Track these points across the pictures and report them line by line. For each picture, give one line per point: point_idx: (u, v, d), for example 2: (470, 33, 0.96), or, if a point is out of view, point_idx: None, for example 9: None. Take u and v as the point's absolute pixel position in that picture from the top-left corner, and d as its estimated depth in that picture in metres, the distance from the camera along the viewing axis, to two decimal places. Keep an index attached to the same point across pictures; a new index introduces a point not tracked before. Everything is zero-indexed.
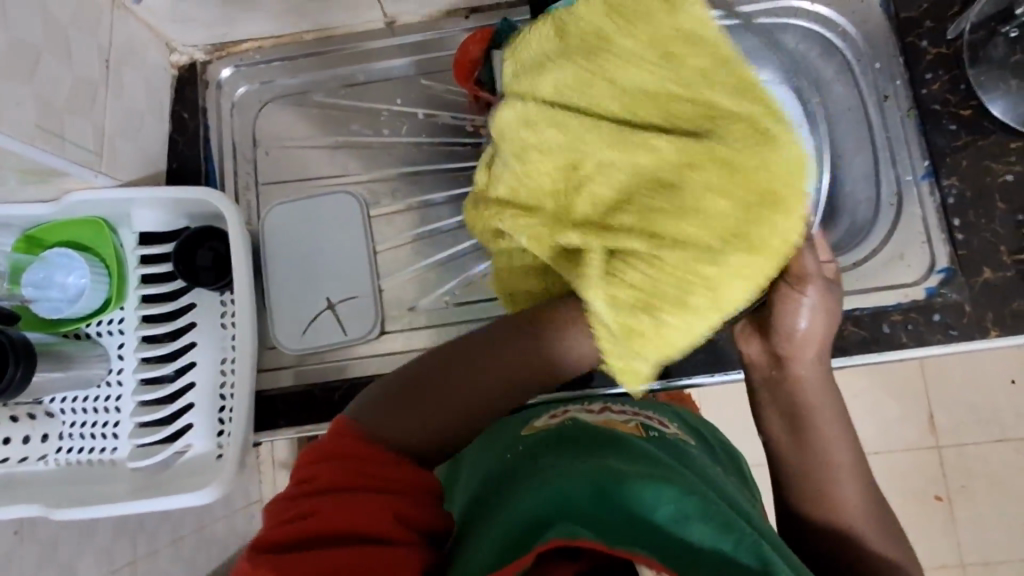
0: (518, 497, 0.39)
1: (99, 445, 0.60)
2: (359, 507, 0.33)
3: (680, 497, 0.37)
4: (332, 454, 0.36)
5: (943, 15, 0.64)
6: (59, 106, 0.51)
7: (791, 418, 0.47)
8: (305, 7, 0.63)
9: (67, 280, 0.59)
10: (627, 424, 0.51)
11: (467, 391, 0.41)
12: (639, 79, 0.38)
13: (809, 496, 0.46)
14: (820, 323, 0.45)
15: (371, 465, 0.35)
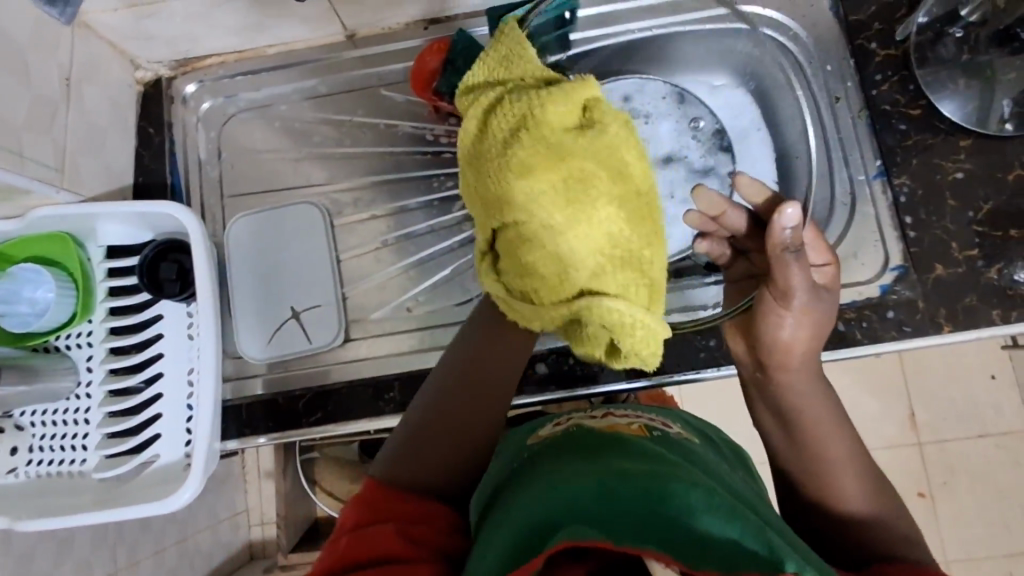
0: (525, 500, 0.42)
1: (68, 457, 0.61)
2: (375, 538, 0.41)
3: (689, 493, 0.41)
4: (367, 497, 0.45)
5: (892, 17, 0.65)
6: (16, 125, 0.52)
7: (781, 416, 0.50)
8: (265, 23, 0.64)
9: (35, 295, 0.60)
10: (630, 426, 0.54)
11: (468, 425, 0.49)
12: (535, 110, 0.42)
13: (813, 486, 0.49)
14: (806, 333, 0.47)
15: (395, 506, 0.44)
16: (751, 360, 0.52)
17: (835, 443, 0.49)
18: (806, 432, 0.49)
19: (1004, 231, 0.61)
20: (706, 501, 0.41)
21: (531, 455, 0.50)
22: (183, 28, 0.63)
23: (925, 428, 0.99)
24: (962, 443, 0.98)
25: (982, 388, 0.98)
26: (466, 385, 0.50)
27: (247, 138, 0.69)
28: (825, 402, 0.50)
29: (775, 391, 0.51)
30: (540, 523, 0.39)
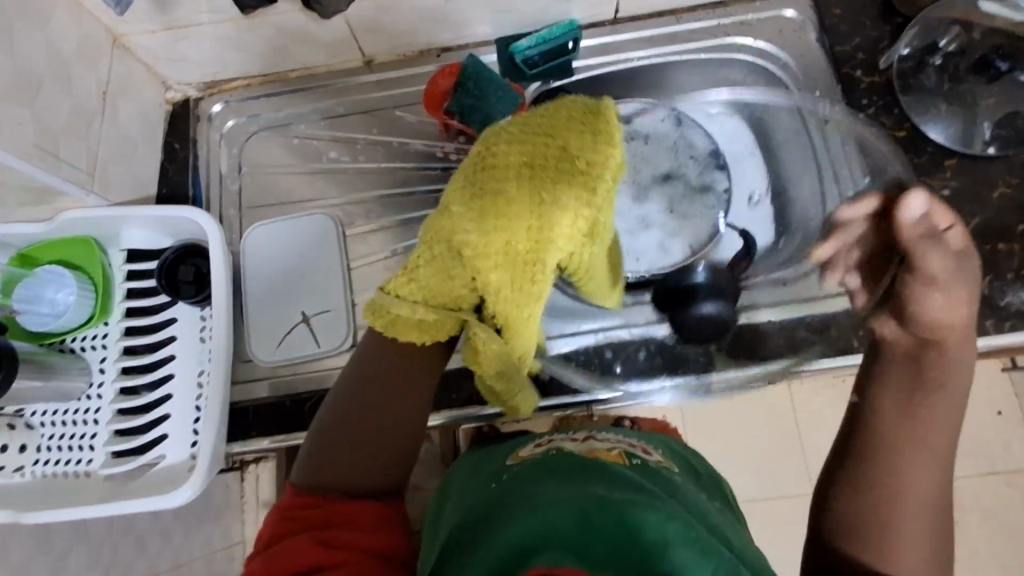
0: (506, 526, 0.43)
1: (76, 457, 0.61)
2: (302, 549, 0.40)
3: (666, 524, 0.42)
4: (289, 511, 0.43)
5: (875, 48, 0.70)
6: (57, 130, 0.56)
7: (910, 385, 0.49)
8: (290, 48, 0.69)
9: (56, 296, 0.62)
10: (610, 452, 0.56)
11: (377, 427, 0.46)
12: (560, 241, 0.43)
13: (885, 453, 0.46)
14: (961, 310, 0.50)
15: (317, 512, 0.42)
16: (910, 337, 0.51)
17: (936, 438, 0.46)
18: (922, 409, 0.47)
19: (993, 244, 0.63)
20: (683, 535, 0.42)
21: (514, 478, 0.52)
22: (214, 51, 0.67)
23: None
24: (972, 481, 0.95)
25: (989, 424, 0.96)
26: (370, 388, 0.46)
27: (265, 154, 0.72)
28: (956, 380, 0.49)
29: (935, 371, 0.49)
30: (516, 549, 0.40)
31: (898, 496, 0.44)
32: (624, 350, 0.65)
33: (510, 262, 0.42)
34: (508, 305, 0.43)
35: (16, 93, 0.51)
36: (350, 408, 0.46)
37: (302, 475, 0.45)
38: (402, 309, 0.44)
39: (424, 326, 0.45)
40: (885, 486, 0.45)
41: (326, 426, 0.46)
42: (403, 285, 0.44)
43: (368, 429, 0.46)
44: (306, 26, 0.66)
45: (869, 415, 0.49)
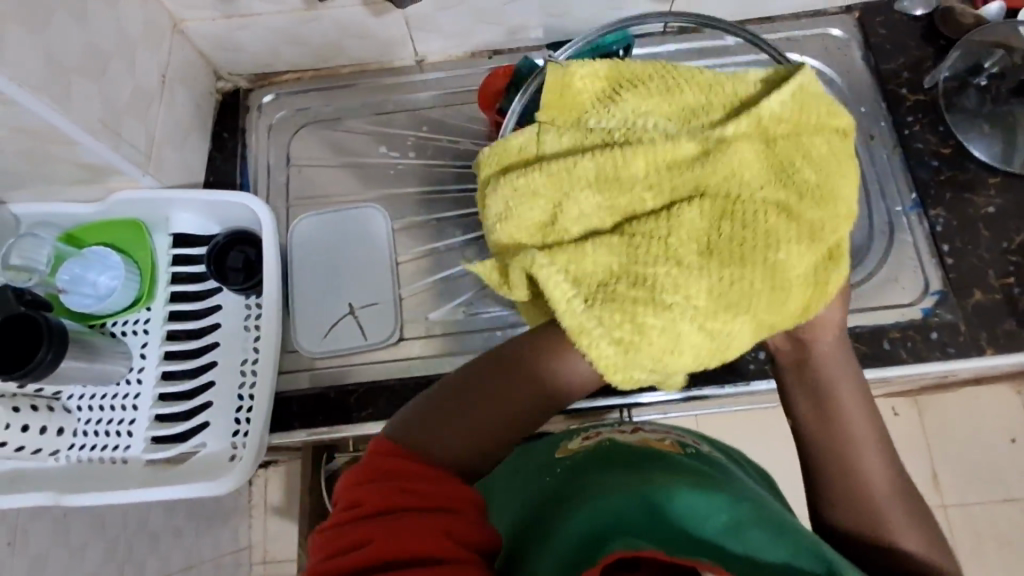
0: (570, 518, 0.42)
1: (113, 442, 0.60)
2: (414, 534, 0.33)
3: (734, 507, 0.40)
4: (381, 475, 0.36)
5: (919, 68, 0.71)
6: (120, 108, 0.55)
7: (812, 396, 0.45)
8: (344, 43, 0.69)
9: (99, 279, 0.62)
10: (663, 442, 0.55)
11: (491, 421, 0.39)
12: (717, 261, 0.36)
13: (834, 470, 0.43)
14: (840, 304, 0.44)
15: (414, 482, 0.35)
16: (791, 343, 0.46)
17: (863, 429, 0.44)
18: (839, 418, 0.44)
19: None
20: (755, 517, 0.40)
21: (570, 470, 0.51)
22: (270, 42, 0.68)
23: (948, 489, 0.94)
24: (989, 507, 0.93)
25: (1004, 453, 0.94)
26: (496, 379, 0.40)
27: (313, 147, 0.72)
28: (839, 366, 0.45)
29: (813, 370, 0.45)
30: (586, 537, 0.39)
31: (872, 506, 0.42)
32: None
33: (683, 258, 0.36)
34: (673, 317, 0.35)
35: (88, 67, 0.51)
36: (465, 387, 0.40)
37: (404, 433, 0.39)
38: (601, 337, 0.35)
39: (627, 350, 0.35)
40: (861, 505, 0.42)
41: (433, 402, 0.40)
42: (596, 308, 0.35)
43: (479, 414, 0.39)
44: (365, 22, 0.66)
45: (793, 429, 0.46)
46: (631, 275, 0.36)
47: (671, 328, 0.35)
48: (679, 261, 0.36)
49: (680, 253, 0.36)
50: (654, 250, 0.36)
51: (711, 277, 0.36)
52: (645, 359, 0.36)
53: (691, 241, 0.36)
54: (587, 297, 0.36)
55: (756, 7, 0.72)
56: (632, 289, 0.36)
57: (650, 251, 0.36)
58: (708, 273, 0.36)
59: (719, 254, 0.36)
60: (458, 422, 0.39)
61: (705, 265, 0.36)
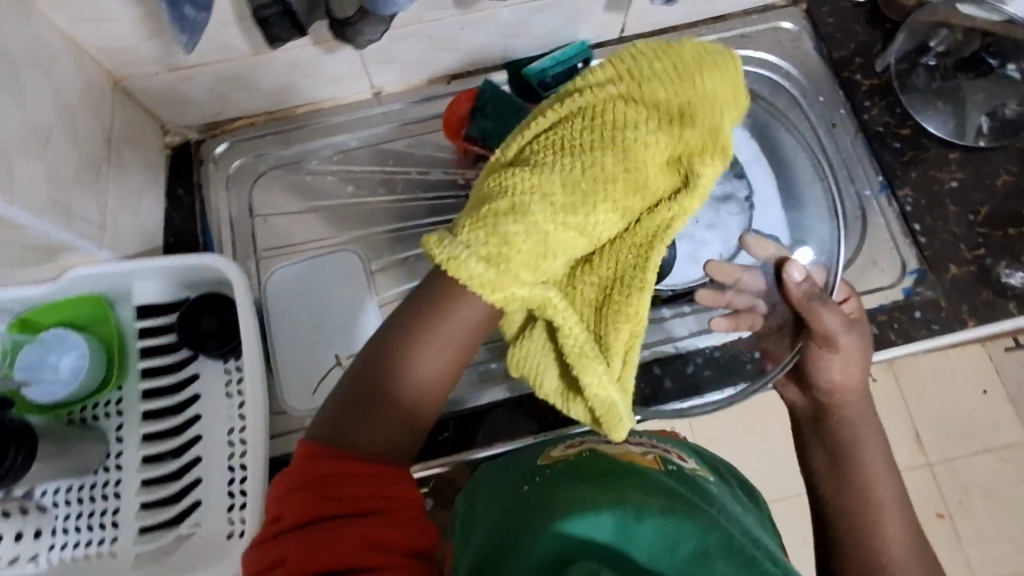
0: (538, 529, 0.39)
1: (97, 537, 0.56)
2: (338, 543, 0.34)
3: (704, 534, 0.37)
4: (302, 484, 0.37)
5: (870, 52, 0.73)
6: (68, 182, 0.51)
7: (832, 452, 0.53)
8: (296, 84, 0.66)
9: (61, 363, 0.58)
10: (645, 457, 0.52)
11: (399, 417, 0.39)
12: (603, 229, 0.38)
13: (850, 522, 0.49)
14: (855, 373, 0.54)
15: (333, 486, 0.36)
16: (812, 403, 0.56)
17: (881, 486, 0.50)
18: (856, 474, 0.51)
19: (1004, 231, 0.66)
20: (722, 547, 0.37)
21: (551, 480, 0.48)
22: (219, 90, 0.64)
23: (930, 447, 0.91)
24: (971, 461, 0.91)
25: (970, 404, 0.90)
26: (391, 377, 0.38)
27: (276, 194, 0.69)
28: (859, 423, 0.53)
29: (836, 428, 0.54)
30: (550, 559, 0.36)
31: (878, 551, 0.47)
32: (670, 365, 0.64)
33: (577, 215, 0.37)
34: (551, 265, 0.37)
35: (28, 144, 0.47)
36: (379, 377, 0.39)
37: (326, 434, 0.38)
38: (471, 255, 0.35)
39: (499, 267, 0.35)
40: (867, 556, 0.47)
41: (346, 382, 0.40)
42: (477, 227, 0.35)
43: (385, 414, 0.38)
44: (318, 60, 0.64)
45: (812, 483, 0.53)
46: (526, 218, 0.36)
47: (548, 259, 0.36)
48: (573, 217, 0.37)
49: (584, 209, 0.37)
50: (560, 193, 0.37)
51: (587, 242, 0.38)
52: (515, 298, 0.36)
53: (597, 206, 0.37)
54: (481, 230, 0.35)
55: (708, 7, 0.72)
56: (521, 229, 0.35)
57: (556, 195, 0.37)
58: (586, 240, 0.38)
59: (609, 223, 0.38)
60: (371, 415, 0.38)
61: (593, 239, 0.38)
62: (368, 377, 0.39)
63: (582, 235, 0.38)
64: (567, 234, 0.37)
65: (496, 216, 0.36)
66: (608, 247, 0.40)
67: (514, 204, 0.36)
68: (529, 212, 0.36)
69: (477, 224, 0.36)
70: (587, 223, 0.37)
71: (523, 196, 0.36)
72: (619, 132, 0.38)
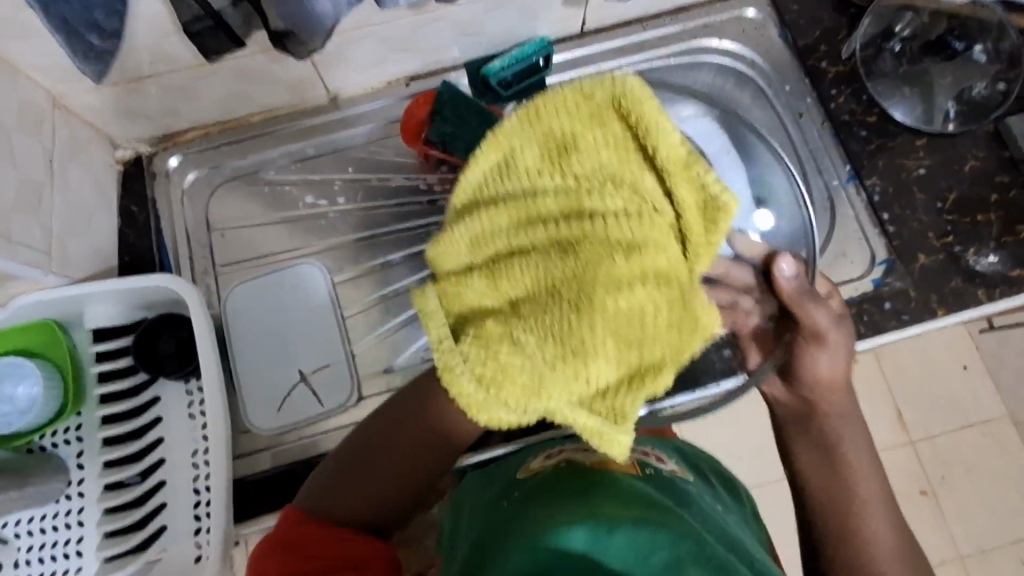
0: (508, 552, 0.36)
1: (62, 566, 0.55)
2: None
3: (677, 540, 0.34)
4: (284, 543, 0.41)
5: (835, 39, 0.72)
6: (6, 208, 0.49)
7: (818, 448, 0.52)
8: (248, 92, 0.64)
9: (16, 391, 0.56)
10: (621, 461, 0.49)
11: (392, 480, 0.44)
12: (603, 326, 0.34)
13: (835, 519, 0.49)
14: (840, 367, 0.51)
15: (312, 547, 0.41)
16: (796, 399, 0.53)
17: (867, 485, 0.50)
18: (842, 469, 0.50)
19: (973, 217, 0.65)
20: (698, 554, 0.33)
21: (523, 497, 0.45)
22: (166, 102, 0.62)
23: (913, 425, 0.89)
24: (953, 438, 0.89)
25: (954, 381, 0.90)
26: (393, 441, 0.45)
27: (234, 206, 0.67)
28: (843, 417, 0.52)
29: (821, 422, 0.52)
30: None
31: (864, 547, 0.47)
32: None
33: (566, 320, 0.34)
34: (545, 376, 0.34)
35: None
36: (380, 441, 0.45)
37: (318, 503, 0.44)
38: (464, 371, 0.35)
39: (488, 385, 0.34)
40: (854, 553, 0.47)
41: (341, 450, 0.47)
42: (466, 337, 0.35)
43: (383, 472, 0.44)
44: (266, 68, 0.61)
45: (798, 480, 0.53)
46: (507, 327, 0.35)
47: (543, 379, 0.34)
48: (563, 316, 0.34)
49: (572, 309, 0.34)
50: (545, 304, 0.35)
51: (587, 340, 0.34)
52: (502, 418, 0.35)
53: (586, 303, 0.34)
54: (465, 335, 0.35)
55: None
56: (506, 341, 0.34)
57: (542, 304, 0.35)
58: (583, 338, 0.34)
59: (608, 313, 0.34)
60: (370, 478, 0.44)
61: (589, 340, 0.34)
62: (369, 444, 0.45)
63: (574, 334, 0.34)
64: (555, 342, 0.34)
65: (480, 323, 0.36)
66: (615, 338, 0.34)
67: (496, 309, 0.36)
68: (511, 320, 0.35)
69: (463, 323, 0.37)
70: (580, 322, 0.34)
71: (511, 302, 0.36)
72: (631, 202, 0.35)
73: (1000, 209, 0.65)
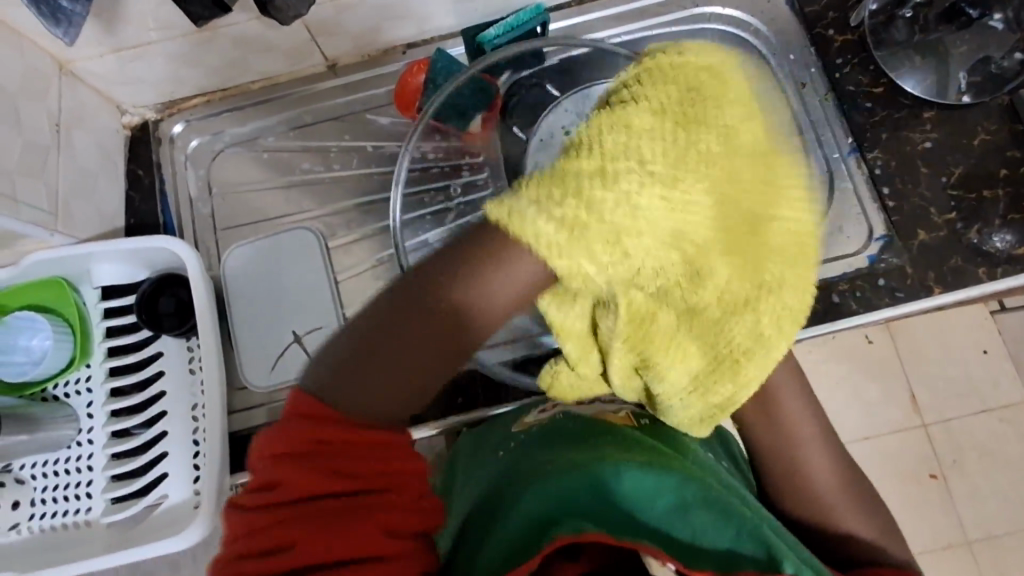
0: (520, 497, 0.39)
1: (74, 506, 0.59)
2: (345, 527, 0.29)
3: (679, 485, 0.39)
4: (299, 450, 0.31)
5: (844, 6, 0.69)
6: (11, 171, 0.52)
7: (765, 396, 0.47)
8: (247, 60, 0.66)
9: (31, 343, 0.60)
10: (618, 415, 0.49)
11: (412, 357, 0.32)
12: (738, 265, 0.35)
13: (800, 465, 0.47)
14: None
15: (342, 459, 0.31)
16: None
17: (811, 423, 0.47)
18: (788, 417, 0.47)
19: (978, 193, 0.63)
20: (699, 496, 0.39)
21: (528, 446, 0.47)
22: (167, 70, 0.64)
23: (926, 405, 0.79)
24: (971, 421, 0.78)
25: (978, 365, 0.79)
26: (442, 317, 0.32)
27: (236, 173, 0.69)
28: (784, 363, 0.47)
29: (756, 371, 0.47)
30: (533, 523, 0.36)
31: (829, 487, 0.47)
32: None
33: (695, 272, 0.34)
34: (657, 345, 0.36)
35: None
36: (395, 313, 0.32)
37: (314, 380, 0.33)
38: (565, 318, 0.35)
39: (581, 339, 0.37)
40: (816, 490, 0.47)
41: (355, 327, 0.33)
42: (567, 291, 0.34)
43: (397, 350, 0.32)
44: (263, 36, 0.62)
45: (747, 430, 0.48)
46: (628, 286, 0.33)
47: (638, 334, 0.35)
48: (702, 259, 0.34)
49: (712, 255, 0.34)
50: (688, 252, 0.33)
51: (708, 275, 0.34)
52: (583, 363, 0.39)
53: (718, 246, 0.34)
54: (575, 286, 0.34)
55: None
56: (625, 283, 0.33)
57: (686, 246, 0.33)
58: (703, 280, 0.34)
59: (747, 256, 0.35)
60: (377, 363, 0.32)
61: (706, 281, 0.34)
62: (386, 320, 0.32)
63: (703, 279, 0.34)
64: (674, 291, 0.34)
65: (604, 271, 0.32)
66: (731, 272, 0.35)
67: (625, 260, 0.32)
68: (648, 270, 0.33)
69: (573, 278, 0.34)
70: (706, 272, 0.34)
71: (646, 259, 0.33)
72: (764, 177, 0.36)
73: (1008, 185, 0.63)
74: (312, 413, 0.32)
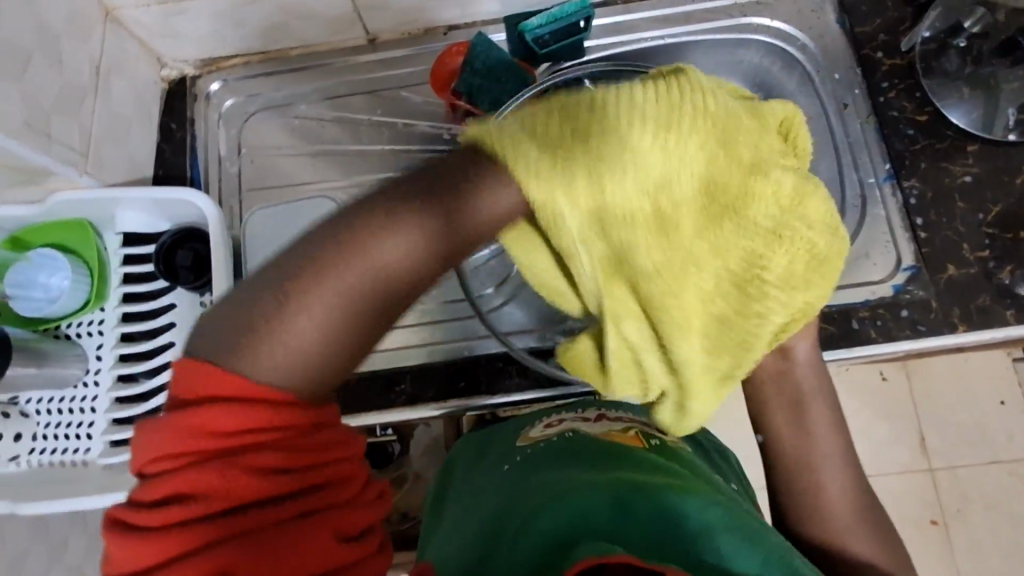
0: (543, 509, 0.38)
1: (73, 446, 0.60)
2: (281, 537, 0.29)
3: (706, 509, 0.38)
4: (211, 454, 0.30)
5: (896, 29, 0.68)
6: (47, 108, 0.53)
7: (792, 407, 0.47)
8: (291, 26, 0.66)
9: (49, 280, 0.60)
10: (626, 434, 0.49)
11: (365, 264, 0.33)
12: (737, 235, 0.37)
13: (802, 486, 0.47)
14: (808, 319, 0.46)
15: (267, 459, 0.30)
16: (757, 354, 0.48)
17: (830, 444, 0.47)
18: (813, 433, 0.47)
19: (1014, 233, 0.61)
20: (727, 521, 0.38)
21: (535, 462, 0.47)
22: (210, 27, 0.65)
23: (935, 450, 0.77)
24: (981, 471, 0.76)
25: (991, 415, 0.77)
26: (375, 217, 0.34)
27: (266, 136, 0.70)
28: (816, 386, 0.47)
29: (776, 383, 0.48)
30: (555, 538, 0.36)
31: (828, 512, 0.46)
32: None
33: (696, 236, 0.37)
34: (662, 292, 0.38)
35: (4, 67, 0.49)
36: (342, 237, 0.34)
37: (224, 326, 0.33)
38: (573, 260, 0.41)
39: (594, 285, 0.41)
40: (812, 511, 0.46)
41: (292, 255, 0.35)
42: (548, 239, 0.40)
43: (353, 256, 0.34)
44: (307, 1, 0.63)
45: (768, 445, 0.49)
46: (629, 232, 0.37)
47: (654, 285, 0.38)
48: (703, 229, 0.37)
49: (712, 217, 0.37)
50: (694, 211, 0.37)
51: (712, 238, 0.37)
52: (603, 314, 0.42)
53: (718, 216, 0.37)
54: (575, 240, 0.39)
55: None
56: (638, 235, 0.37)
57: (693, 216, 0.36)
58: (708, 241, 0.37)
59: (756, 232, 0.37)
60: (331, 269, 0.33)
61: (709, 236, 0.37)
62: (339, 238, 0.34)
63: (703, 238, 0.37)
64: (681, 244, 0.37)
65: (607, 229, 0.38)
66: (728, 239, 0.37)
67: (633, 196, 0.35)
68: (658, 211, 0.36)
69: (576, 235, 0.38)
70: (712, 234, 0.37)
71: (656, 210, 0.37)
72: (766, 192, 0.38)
73: None
74: (202, 396, 0.31)
